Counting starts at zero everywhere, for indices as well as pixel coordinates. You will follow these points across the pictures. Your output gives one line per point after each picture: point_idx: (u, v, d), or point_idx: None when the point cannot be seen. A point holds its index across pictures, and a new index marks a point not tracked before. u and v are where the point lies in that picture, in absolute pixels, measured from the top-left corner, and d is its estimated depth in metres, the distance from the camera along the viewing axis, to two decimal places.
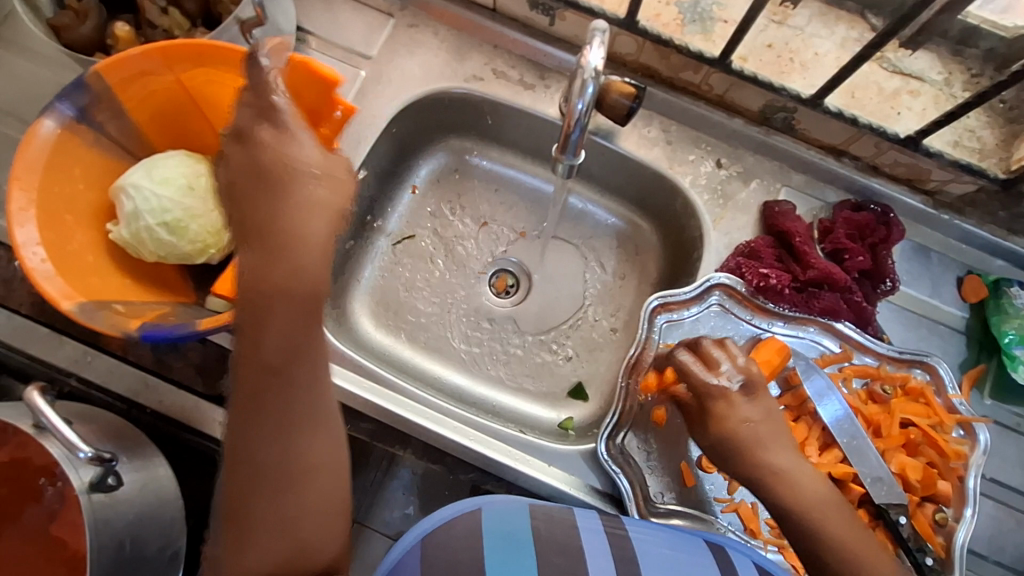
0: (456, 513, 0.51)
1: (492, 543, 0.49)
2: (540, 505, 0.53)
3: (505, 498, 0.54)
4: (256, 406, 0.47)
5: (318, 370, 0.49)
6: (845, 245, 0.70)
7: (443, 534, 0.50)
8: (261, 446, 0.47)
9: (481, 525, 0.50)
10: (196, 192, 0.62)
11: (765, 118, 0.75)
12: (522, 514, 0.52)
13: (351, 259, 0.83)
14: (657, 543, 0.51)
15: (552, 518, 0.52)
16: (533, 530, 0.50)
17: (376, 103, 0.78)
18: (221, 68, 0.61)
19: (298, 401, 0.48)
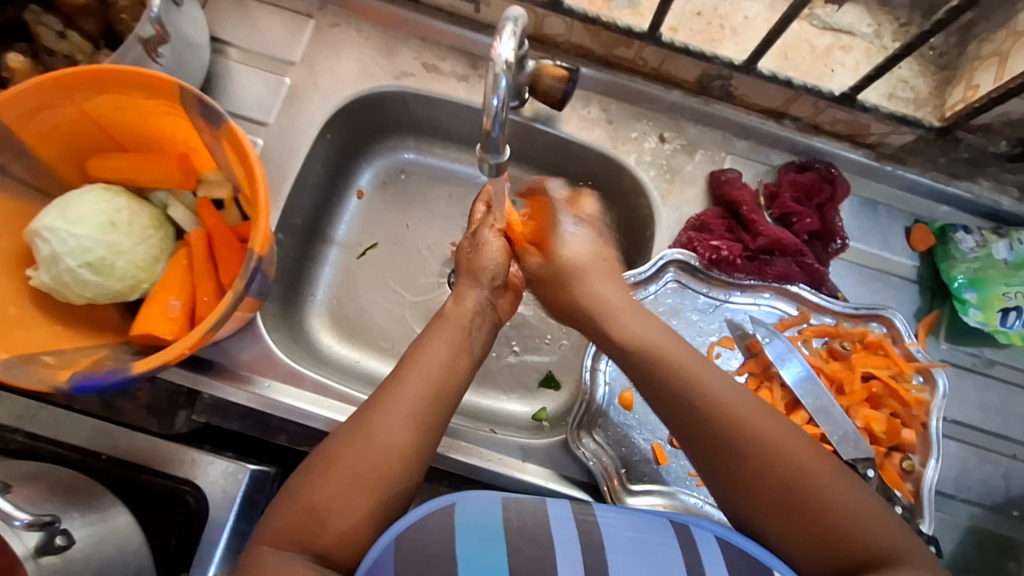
0: (430, 509, 0.47)
1: (465, 538, 0.45)
2: (513, 497, 0.49)
3: (479, 492, 0.50)
4: (388, 391, 0.51)
5: (442, 389, 0.53)
6: (792, 209, 0.70)
7: (418, 530, 0.45)
8: (369, 405, 0.51)
9: (454, 519, 0.46)
10: (119, 227, 0.59)
11: (702, 88, 0.74)
12: (494, 507, 0.48)
13: (301, 273, 0.80)
14: (626, 525, 0.48)
15: (524, 509, 0.48)
16: (504, 522, 0.47)
17: (304, 111, 0.74)
18: (128, 93, 0.57)
19: (417, 388, 0.52)
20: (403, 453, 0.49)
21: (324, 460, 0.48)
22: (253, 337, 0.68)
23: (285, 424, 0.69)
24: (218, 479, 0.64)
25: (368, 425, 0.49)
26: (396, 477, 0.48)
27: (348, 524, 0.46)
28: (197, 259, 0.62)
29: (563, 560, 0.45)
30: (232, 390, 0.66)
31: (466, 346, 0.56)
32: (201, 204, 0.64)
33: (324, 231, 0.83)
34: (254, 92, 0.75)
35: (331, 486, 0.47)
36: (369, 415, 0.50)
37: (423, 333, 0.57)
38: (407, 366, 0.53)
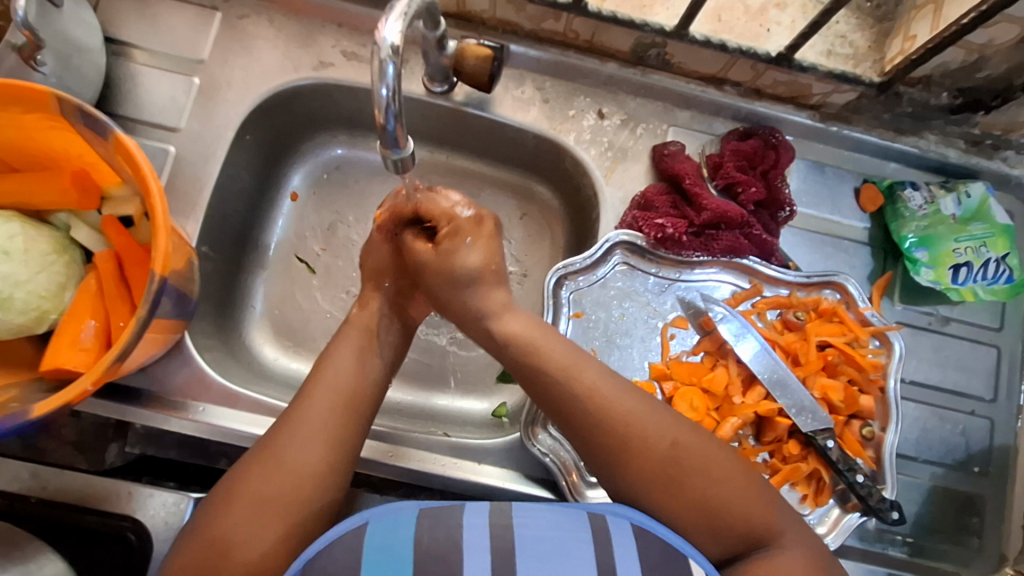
0: (339, 533, 0.45)
1: (370, 559, 0.43)
2: (430, 508, 0.46)
3: (396, 507, 0.47)
4: (296, 410, 0.51)
5: (352, 401, 0.53)
6: (736, 178, 0.67)
7: (325, 558, 0.43)
8: (278, 427, 0.50)
9: (362, 542, 0.44)
10: (13, 256, 0.54)
11: (638, 58, 0.70)
12: (408, 522, 0.45)
13: (237, 285, 0.76)
14: (536, 527, 0.45)
15: (438, 519, 0.45)
16: (415, 539, 0.44)
17: (218, 113, 0.69)
18: (2, 109, 0.51)
19: (324, 405, 0.51)
20: (313, 472, 0.48)
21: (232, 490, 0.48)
22: (182, 360, 0.64)
23: (226, 448, 0.66)
24: (160, 511, 0.60)
25: (276, 448, 0.49)
26: (306, 498, 0.48)
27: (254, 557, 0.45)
28: (108, 281, 0.58)
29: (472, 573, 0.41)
30: (164, 417, 0.63)
31: (373, 354, 0.57)
32: (106, 222, 0.59)
33: (258, 239, 0.79)
34: (162, 96, 0.69)
35: (238, 516, 0.46)
36: (278, 437, 0.50)
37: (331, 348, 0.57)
38: (310, 386, 0.53)
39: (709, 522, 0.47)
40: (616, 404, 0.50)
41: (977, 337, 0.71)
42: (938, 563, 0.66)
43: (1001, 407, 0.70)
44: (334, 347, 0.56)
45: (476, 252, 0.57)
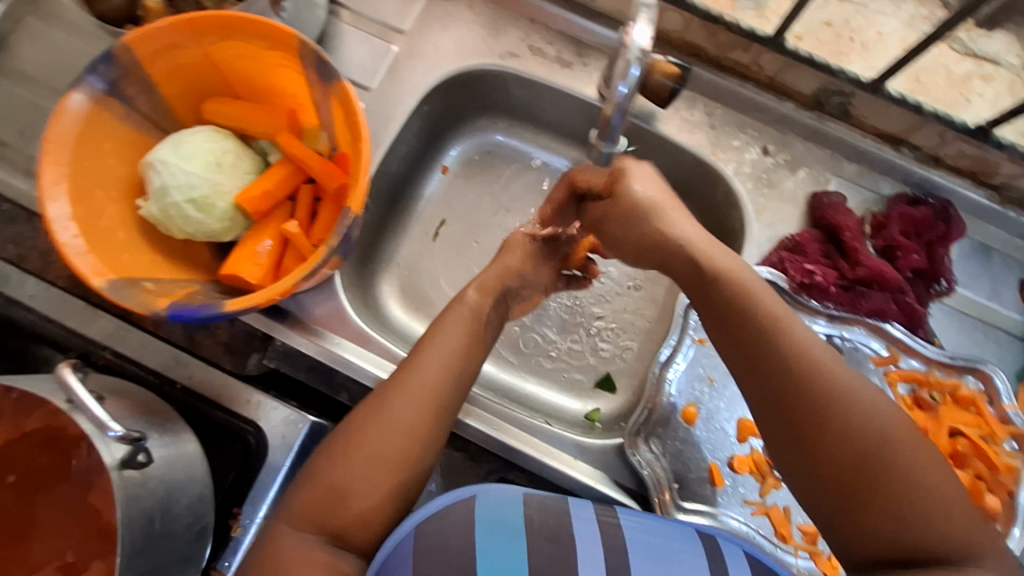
0: (450, 501, 0.52)
1: (484, 531, 0.50)
2: (535, 494, 0.53)
3: (499, 487, 0.54)
4: (426, 380, 0.55)
5: (457, 370, 0.56)
6: (898, 242, 0.65)
7: (438, 521, 0.50)
8: (377, 394, 0.54)
9: (474, 512, 0.51)
10: (223, 167, 0.62)
11: (818, 103, 0.70)
12: (516, 502, 0.53)
13: (379, 241, 0.82)
14: (649, 533, 0.52)
15: (546, 505, 0.53)
16: (526, 519, 0.51)
17: (407, 79, 0.74)
18: (250, 42, 0.58)
19: (432, 370, 0.55)
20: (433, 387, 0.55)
21: (330, 466, 0.51)
22: (329, 293, 0.70)
23: (348, 382, 0.70)
24: (279, 425, 0.67)
25: (385, 408, 0.53)
26: (410, 410, 0.53)
27: (380, 453, 0.51)
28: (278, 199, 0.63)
29: (585, 560, 0.49)
30: (302, 340, 0.68)
31: (479, 339, 0.60)
32: (285, 139, 0.62)
33: (405, 201, 0.84)
34: (361, 56, 0.75)
35: (354, 467, 0.50)
36: (384, 395, 0.54)
37: (441, 315, 0.61)
38: (400, 380, 0.55)
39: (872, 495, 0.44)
40: (748, 282, 0.52)
41: None
42: None
43: None
44: (441, 321, 0.60)
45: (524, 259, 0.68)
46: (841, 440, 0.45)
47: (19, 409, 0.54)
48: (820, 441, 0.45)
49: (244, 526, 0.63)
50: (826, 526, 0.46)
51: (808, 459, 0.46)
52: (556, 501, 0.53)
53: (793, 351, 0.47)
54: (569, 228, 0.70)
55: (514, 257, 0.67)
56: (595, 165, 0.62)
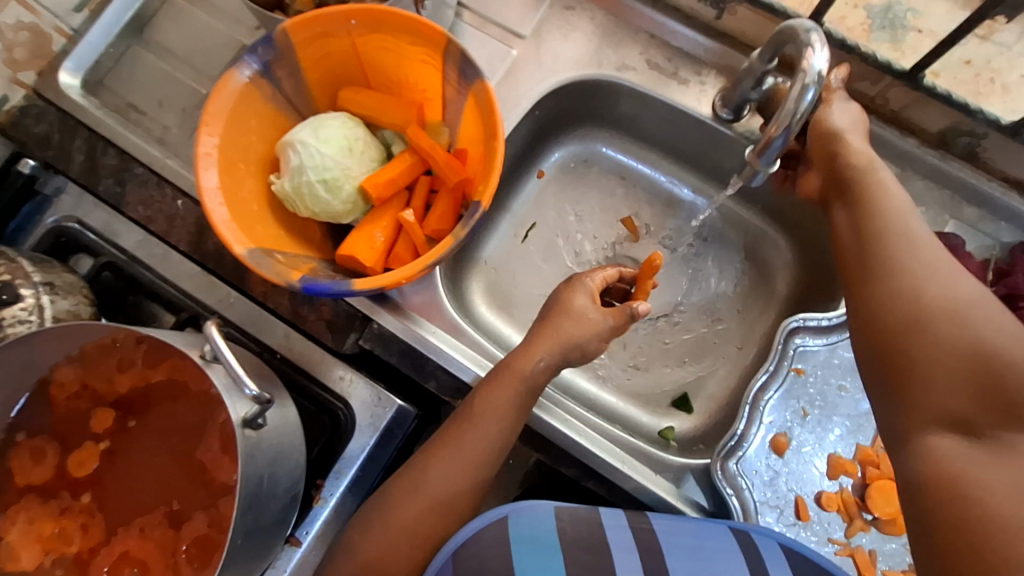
0: (484, 523, 0.56)
1: (520, 548, 0.55)
2: (565, 508, 0.60)
3: (530, 506, 0.60)
4: (461, 457, 0.58)
5: (491, 446, 0.59)
6: (1023, 291, 0.62)
7: (476, 545, 0.55)
8: (415, 468, 0.59)
9: (509, 531, 0.56)
10: (353, 153, 0.64)
11: (943, 142, 0.68)
12: (547, 518, 0.59)
13: (473, 237, 0.84)
14: (682, 534, 0.58)
15: (577, 516, 0.60)
16: (560, 532, 0.58)
17: (524, 83, 0.76)
18: (397, 36, 0.61)
19: (468, 446, 0.58)
20: (467, 463, 0.58)
21: (365, 540, 0.55)
22: (429, 283, 0.72)
23: (438, 371, 0.71)
24: (368, 406, 0.70)
25: (420, 484, 0.57)
26: (444, 487, 0.57)
27: (414, 528, 0.56)
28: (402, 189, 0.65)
29: (621, 564, 0.55)
30: (400, 326, 0.70)
31: (524, 406, 0.61)
32: (414, 130, 0.65)
33: (502, 201, 0.85)
34: (481, 56, 0.77)
35: (386, 542, 0.55)
36: (422, 470, 0.58)
37: (486, 380, 0.62)
38: (437, 453, 0.59)
39: (955, 339, 0.41)
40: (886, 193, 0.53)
41: None
42: None
43: None
44: (484, 395, 0.60)
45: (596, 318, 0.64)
46: (996, 321, 0.41)
47: (148, 360, 0.57)
48: (968, 321, 0.41)
49: (325, 499, 0.68)
50: (952, 417, 0.40)
51: (954, 330, 0.42)
52: (587, 511, 0.60)
53: (904, 236, 0.48)
54: (631, 305, 0.64)
55: (573, 322, 0.63)
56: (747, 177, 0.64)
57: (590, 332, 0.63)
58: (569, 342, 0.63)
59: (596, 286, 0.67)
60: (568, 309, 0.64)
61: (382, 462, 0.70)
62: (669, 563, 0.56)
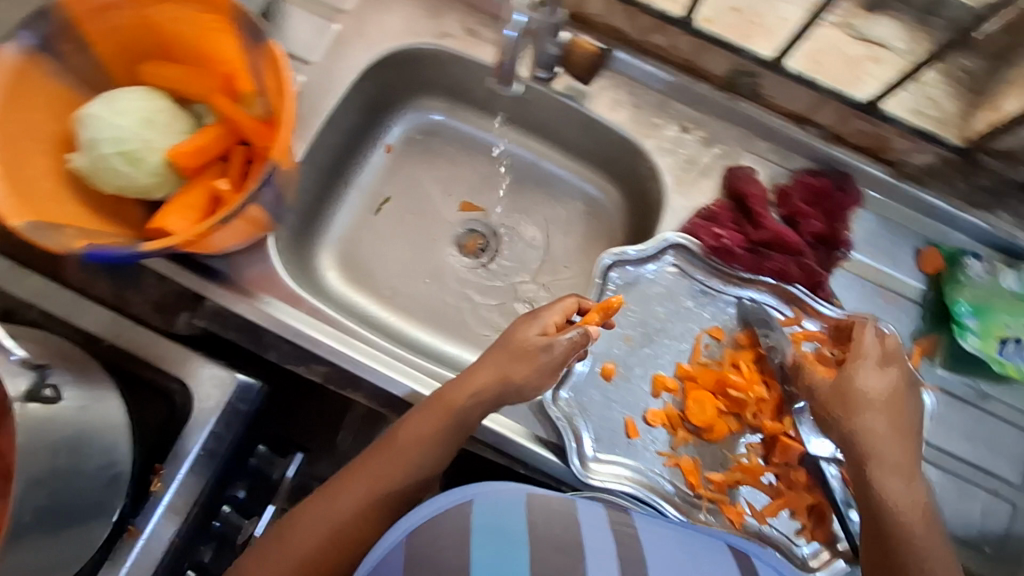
0: (444, 506, 0.55)
1: (483, 536, 0.52)
2: (538, 497, 0.57)
3: (499, 490, 0.57)
4: (373, 485, 0.60)
5: (405, 478, 0.61)
6: (800, 210, 0.69)
7: (431, 533, 0.53)
8: (330, 489, 0.61)
9: (473, 521, 0.53)
10: (155, 125, 0.63)
11: (731, 84, 0.75)
12: (518, 506, 0.55)
13: (319, 212, 0.83)
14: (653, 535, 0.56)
15: (546, 510, 0.56)
16: (530, 524, 0.54)
17: (346, 55, 0.76)
18: (186, 5, 0.61)
19: (382, 469, 0.61)
20: (381, 492, 0.60)
21: (264, 561, 0.58)
22: (261, 257, 0.71)
23: (278, 342, 0.71)
24: (205, 385, 0.69)
25: (331, 503, 0.60)
26: (347, 510, 0.59)
27: (308, 550, 0.58)
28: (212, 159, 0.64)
29: (595, 565, 0.50)
30: (234, 299, 0.69)
31: (450, 435, 0.62)
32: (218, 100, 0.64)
33: (348, 175, 0.86)
34: (300, 30, 0.76)
35: (274, 566, 0.57)
36: (339, 493, 0.60)
37: (421, 405, 0.64)
38: (353, 476, 0.61)
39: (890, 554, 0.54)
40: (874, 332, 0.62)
41: (1017, 420, 0.71)
42: None
43: None
44: (411, 424, 0.62)
45: (554, 351, 0.62)
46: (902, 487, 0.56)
47: None
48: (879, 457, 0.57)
49: (164, 482, 0.66)
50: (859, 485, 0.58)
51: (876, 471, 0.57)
52: (561, 503, 0.58)
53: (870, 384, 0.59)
54: (586, 328, 0.63)
55: (524, 366, 0.62)
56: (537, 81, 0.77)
57: (539, 368, 0.63)
58: (512, 382, 0.62)
59: (555, 321, 0.64)
60: (518, 346, 0.63)
61: (227, 441, 0.69)
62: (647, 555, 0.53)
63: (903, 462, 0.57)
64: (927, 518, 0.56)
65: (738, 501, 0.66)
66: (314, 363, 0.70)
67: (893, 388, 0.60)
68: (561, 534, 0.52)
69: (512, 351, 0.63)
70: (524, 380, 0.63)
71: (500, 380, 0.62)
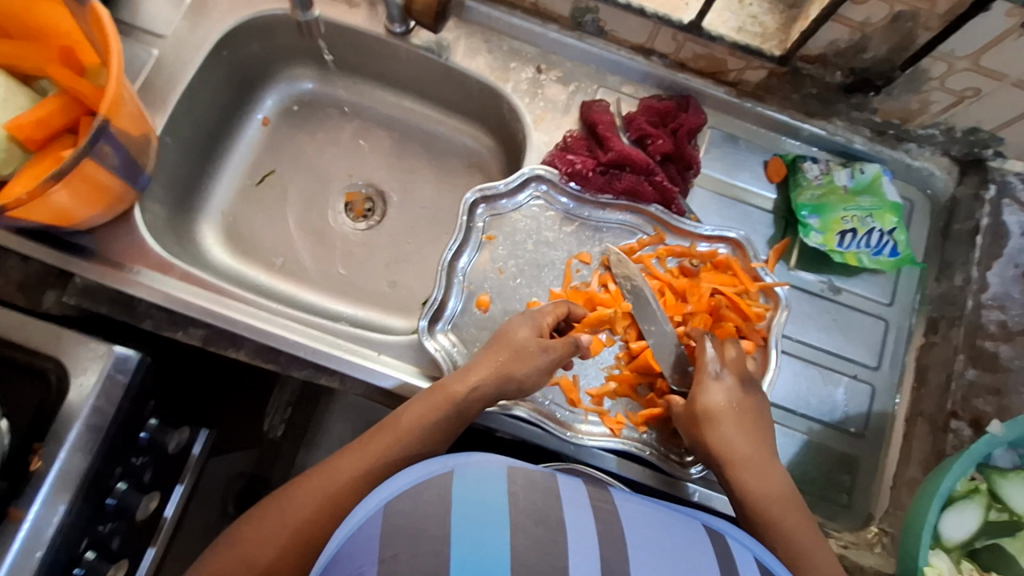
0: (427, 476, 0.49)
1: (464, 511, 0.47)
2: (520, 469, 0.51)
3: (482, 460, 0.51)
4: (374, 464, 0.56)
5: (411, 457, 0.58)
6: (647, 131, 0.74)
7: (410, 502, 0.47)
8: (329, 462, 0.57)
9: (451, 493, 0.48)
10: None
11: (577, 24, 0.78)
12: (502, 478, 0.50)
13: (197, 188, 0.84)
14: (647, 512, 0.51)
15: (532, 482, 0.51)
16: (510, 498, 0.48)
17: (202, 26, 0.78)
18: None
19: (395, 444, 0.57)
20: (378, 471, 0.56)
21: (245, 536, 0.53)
22: (129, 228, 0.72)
23: (152, 310, 0.71)
24: (83, 359, 0.64)
25: (324, 476, 0.55)
26: (335, 484, 0.55)
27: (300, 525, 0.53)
28: (56, 130, 0.64)
29: (575, 543, 0.46)
30: (102, 273, 0.70)
31: (454, 424, 0.60)
32: (57, 72, 0.64)
33: (224, 149, 0.87)
34: (153, 6, 0.78)
35: (259, 542, 0.52)
36: (335, 467, 0.56)
37: (427, 390, 0.62)
38: (352, 451, 0.57)
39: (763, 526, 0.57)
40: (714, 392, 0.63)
41: (868, 309, 0.75)
42: None
43: (884, 374, 0.74)
44: (413, 407, 0.60)
45: (552, 353, 0.64)
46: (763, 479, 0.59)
47: None
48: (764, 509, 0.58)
49: (45, 463, 0.60)
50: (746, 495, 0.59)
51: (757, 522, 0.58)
52: (544, 477, 0.51)
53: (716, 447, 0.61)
54: (578, 339, 0.65)
55: (525, 366, 0.63)
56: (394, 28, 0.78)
57: (539, 368, 0.64)
58: (509, 380, 0.62)
59: (546, 322, 0.66)
60: (511, 345, 0.63)
61: (113, 415, 0.64)
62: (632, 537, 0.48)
63: (791, 507, 0.58)
64: (789, 504, 0.58)
65: (616, 411, 0.70)
66: (192, 327, 0.71)
67: (736, 395, 0.63)
68: (541, 508, 0.48)
69: (517, 350, 0.63)
70: (524, 378, 0.63)
71: (496, 382, 0.62)
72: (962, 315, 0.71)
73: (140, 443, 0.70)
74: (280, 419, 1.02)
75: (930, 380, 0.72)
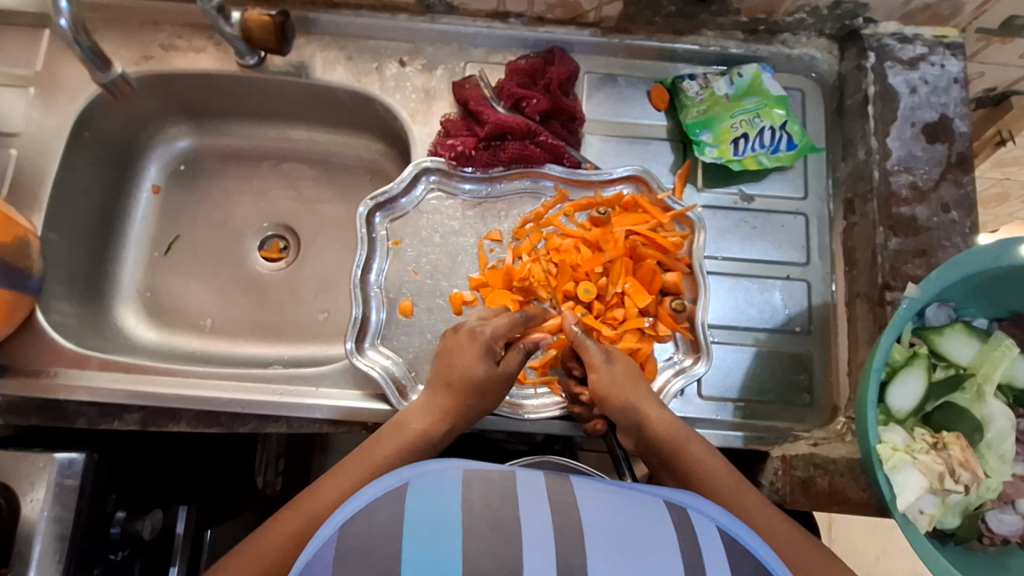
0: (381, 491, 0.42)
1: (414, 528, 0.39)
2: (477, 470, 0.43)
3: (439, 467, 0.44)
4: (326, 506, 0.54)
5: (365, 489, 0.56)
6: (520, 94, 0.73)
7: (364, 520, 0.40)
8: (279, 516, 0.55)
9: (406, 508, 0.40)
10: None
11: (425, 7, 0.77)
12: (454, 486, 0.42)
13: (104, 273, 0.83)
14: (610, 508, 0.42)
15: (491, 483, 0.42)
16: (465, 503, 0.41)
17: (54, 112, 0.76)
18: None
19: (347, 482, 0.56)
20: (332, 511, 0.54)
21: None
22: (36, 334, 0.71)
23: (83, 408, 0.70)
24: (24, 475, 0.61)
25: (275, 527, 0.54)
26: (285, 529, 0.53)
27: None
28: None
29: (532, 545, 0.38)
30: (17, 385, 0.69)
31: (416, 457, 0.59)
32: None
33: (120, 228, 0.85)
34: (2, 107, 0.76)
35: None
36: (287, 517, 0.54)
37: (385, 430, 0.61)
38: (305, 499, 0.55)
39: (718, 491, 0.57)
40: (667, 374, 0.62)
41: (785, 207, 0.75)
42: (767, 421, 0.69)
43: (815, 267, 0.74)
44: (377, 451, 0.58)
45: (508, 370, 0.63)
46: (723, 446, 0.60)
47: None
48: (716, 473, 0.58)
49: None
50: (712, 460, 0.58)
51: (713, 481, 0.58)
52: (503, 475, 0.43)
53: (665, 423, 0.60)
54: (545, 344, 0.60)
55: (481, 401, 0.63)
56: (245, 59, 0.76)
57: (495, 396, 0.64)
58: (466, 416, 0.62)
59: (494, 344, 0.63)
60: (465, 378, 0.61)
61: (75, 517, 0.62)
62: (599, 538, 0.39)
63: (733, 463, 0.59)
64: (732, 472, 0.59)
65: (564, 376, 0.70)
66: (126, 413, 0.70)
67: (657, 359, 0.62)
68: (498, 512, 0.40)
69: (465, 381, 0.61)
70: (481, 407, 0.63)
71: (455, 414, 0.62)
72: (872, 188, 0.70)
73: (113, 539, 0.69)
74: (275, 472, 0.97)
75: (859, 259, 0.71)
